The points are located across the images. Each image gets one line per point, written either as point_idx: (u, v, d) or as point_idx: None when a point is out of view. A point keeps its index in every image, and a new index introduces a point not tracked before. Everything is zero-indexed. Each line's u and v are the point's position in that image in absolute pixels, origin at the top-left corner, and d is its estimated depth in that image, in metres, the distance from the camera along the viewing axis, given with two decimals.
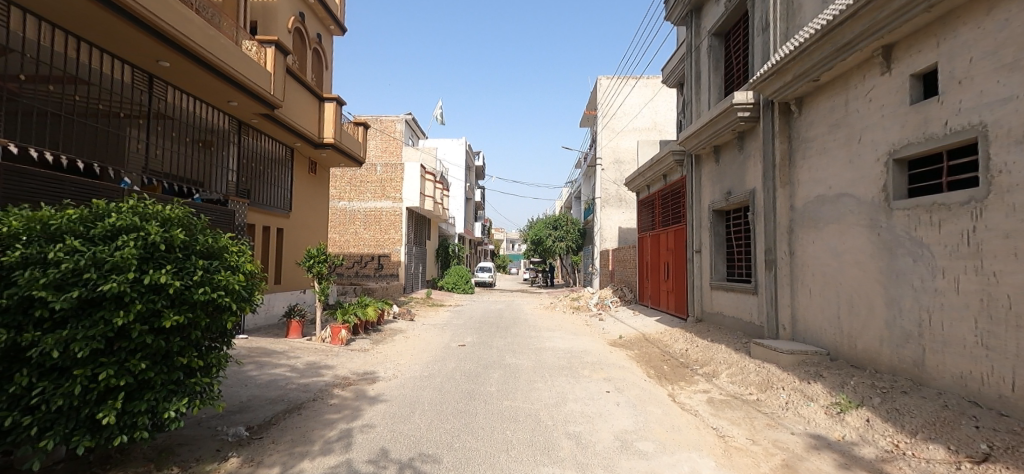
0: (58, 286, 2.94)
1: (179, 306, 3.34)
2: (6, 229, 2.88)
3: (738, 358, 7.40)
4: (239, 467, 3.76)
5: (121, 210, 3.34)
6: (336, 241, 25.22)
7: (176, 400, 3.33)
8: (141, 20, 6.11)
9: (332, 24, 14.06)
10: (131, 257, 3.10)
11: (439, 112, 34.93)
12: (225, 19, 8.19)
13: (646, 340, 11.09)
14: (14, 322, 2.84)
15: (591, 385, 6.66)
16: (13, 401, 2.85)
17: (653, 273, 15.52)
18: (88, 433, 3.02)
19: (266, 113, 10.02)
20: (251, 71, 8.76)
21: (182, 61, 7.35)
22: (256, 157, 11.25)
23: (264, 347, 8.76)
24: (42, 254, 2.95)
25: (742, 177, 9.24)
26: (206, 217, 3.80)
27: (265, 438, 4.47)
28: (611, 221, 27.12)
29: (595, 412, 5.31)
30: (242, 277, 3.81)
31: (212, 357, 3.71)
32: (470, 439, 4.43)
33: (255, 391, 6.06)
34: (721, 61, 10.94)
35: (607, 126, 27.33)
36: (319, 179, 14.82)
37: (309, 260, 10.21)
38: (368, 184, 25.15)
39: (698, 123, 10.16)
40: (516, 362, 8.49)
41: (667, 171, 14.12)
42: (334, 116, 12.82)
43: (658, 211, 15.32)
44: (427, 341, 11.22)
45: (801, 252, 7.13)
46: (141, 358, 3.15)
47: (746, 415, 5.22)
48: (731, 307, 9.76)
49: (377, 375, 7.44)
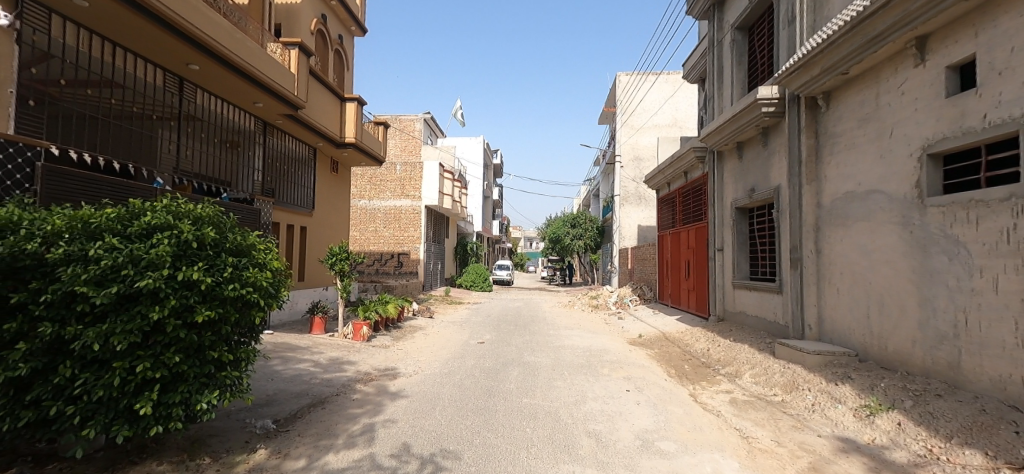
0: (99, 282, 3.08)
1: (210, 302, 3.44)
2: (50, 227, 3.03)
3: (763, 358, 7.25)
4: (267, 459, 3.86)
5: (156, 209, 3.47)
6: (357, 239, 25.56)
7: (208, 392, 3.44)
8: (173, 26, 6.33)
9: (353, 25, 14.23)
10: (166, 254, 3.21)
11: (458, 111, 35.03)
12: (250, 21, 8.41)
13: (667, 339, 10.98)
14: (58, 315, 3.00)
15: (611, 384, 6.62)
16: (57, 391, 3.00)
17: (674, 271, 15.32)
18: (126, 423, 3.14)
19: (289, 114, 10.21)
20: (276, 73, 8.96)
21: (212, 65, 7.55)
22: (280, 157, 11.47)
23: (289, 343, 8.94)
24: (84, 251, 3.08)
25: (767, 173, 9.04)
26: (235, 216, 3.92)
27: (292, 431, 4.59)
28: (630, 219, 26.80)
29: (615, 411, 5.29)
30: (269, 274, 3.91)
31: (241, 351, 3.80)
32: (491, 436, 4.47)
33: (281, 385, 6.20)
34: (744, 56, 10.73)
35: (626, 123, 27.07)
36: (341, 178, 15.02)
37: (331, 258, 10.38)
38: (388, 183, 25.45)
39: (720, 119, 10.01)
40: (535, 359, 8.50)
41: (689, 168, 13.90)
42: (355, 116, 12.98)
43: (679, 208, 15.10)
44: (446, 338, 11.30)
45: (828, 250, 6.95)
46: (175, 351, 3.27)
47: (771, 416, 5.12)
48: (755, 306, 9.58)
49: (398, 371, 7.53)
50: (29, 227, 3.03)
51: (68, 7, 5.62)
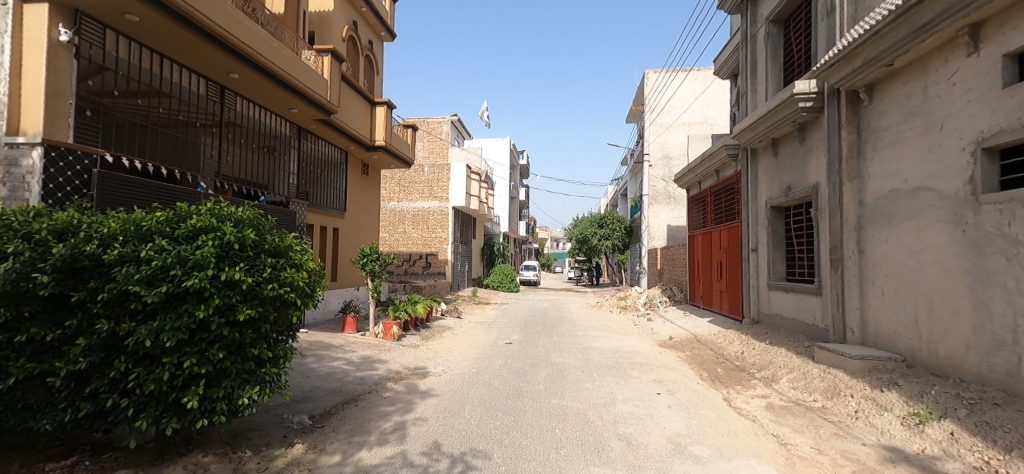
0: (150, 282, 3.24)
1: (250, 300, 3.56)
2: (106, 230, 3.21)
3: (801, 362, 7.01)
4: (304, 453, 3.99)
5: (201, 212, 3.63)
6: (386, 240, 26.01)
7: (249, 388, 3.56)
8: (215, 37, 6.61)
9: (383, 31, 14.50)
10: (210, 255, 3.35)
11: (484, 113, 35.22)
12: (286, 30, 8.70)
13: (699, 341, 10.74)
14: (113, 312, 3.18)
15: (642, 386, 6.52)
16: (113, 384, 3.18)
17: (705, 272, 14.97)
18: (174, 415, 3.29)
19: (323, 119, 10.48)
20: (310, 79, 9.22)
21: (250, 73, 7.83)
22: (314, 160, 11.79)
23: (323, 341, 9.19)
24: (136, 253, 3.25)
25: (805, 171, 8.73)
26: (274, 218, 4.05)
27: (327, 427, 4.72)
28: (660, 219, 26.31)
29: (646, 414, 5.21)
30: (306, 274, 4.02)
31: (280, 349, 3.92)
32: (520, 436, 4.47)
33: (316, 382, 6.38)
34: (779, 49, 10.39)
35: (655, 122, 26.65)
36: (371, 180, 15.32)
37: (362, 259, 10.60)
38: (416, 184, 25.82)
39: (754, 116, 9.73)
40: (563, 360, 8.46)
41: (721, 167, 13.56)
42: (385, 120, 13.22)
43: (711, 208, 14.73)
44: (474, 338, 11.37)
45: (872, 250, 6.67)
46: (218, 348, 3.40)
47: (811, 423, 4.95)
48: (792, 309, 9.26)
49: (428, 370, 7.63)
50: (87, 230, 3.22)
51: (121, 22, 5.93)
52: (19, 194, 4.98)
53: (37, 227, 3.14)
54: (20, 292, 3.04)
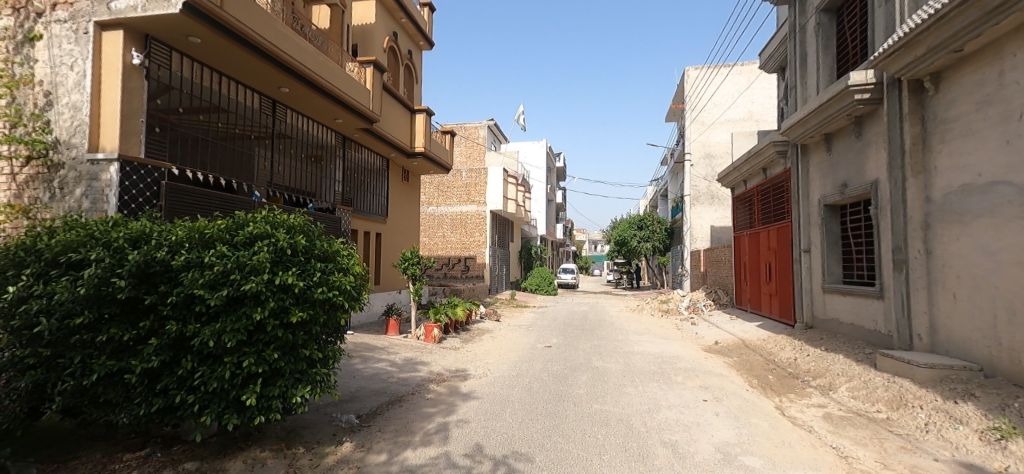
0: (212, 286, 3.44)
1: (302, 303, 3.71)
2: (174, 238, 3.44)
3: (861, 370, 6.61)
4: (352, 452, 4.11)
5: (257, 220, 3.82)
6: (426, 244, 26.48)
7: (301, 387, 3.70)
8: (268, 54, 6.96)
9: (422, 40, 14.83)
10: (266, 260, 3.52)
11: (520, 117, 35.32)
12: (331, 44, 9.06)
13: (748, 346, 10.32)
14: (181, 314, 3.40)
15: (687, 392, 6.33)
16: (181, 382, 3.39)
17: (753, 274, 14.39)
18: (235, 412, 3.47)
19: (366, 128, 10.82)
20: (354, 90, 9.54)
21: (299, 87, 8.19)
22: (358, 168, 12.17)
23: (367, 343, 9.46)
24: (200, 259, 3.46)
25: (862, 167, 8.25)
26: (322, 224, 4.21)
27: (373, 427, 4.85)
28: (702, 220, 25.47)
29: (692, 421, 5.05)
30: (353, 278, 4.15)
31: (329, 350, 4.06)
32: (561, 440, 4.44)
33: (361, 383, 6.57)
34: (832, 40, 9.89)
35: (696, 120, 25.87)
36: (411, 186, 15.64)
37: (403, 262, 10.83)
38: (454, 189, 26.20)
39: (804, 111, 9.29)
40: (604, 365, 8.34)
41: (768, 165, 13.01)
42: (424, 127, 13.50)
43: (757, 207, 14.16)
44: (513, 341, 11.39)
45: (940, 251, 6.22)
46: (274, 349, 3.56)
47: (874, 435, 4.66)
48: (851, 313, 8.76)
49: (468, 373, 7.70)
50: (158, 238, 3.46)
51: (184, 44, 6.35)
52: (98, 205, 5.47)
53: (115, 236, 3.41)
54: (100, 296, 3.29)
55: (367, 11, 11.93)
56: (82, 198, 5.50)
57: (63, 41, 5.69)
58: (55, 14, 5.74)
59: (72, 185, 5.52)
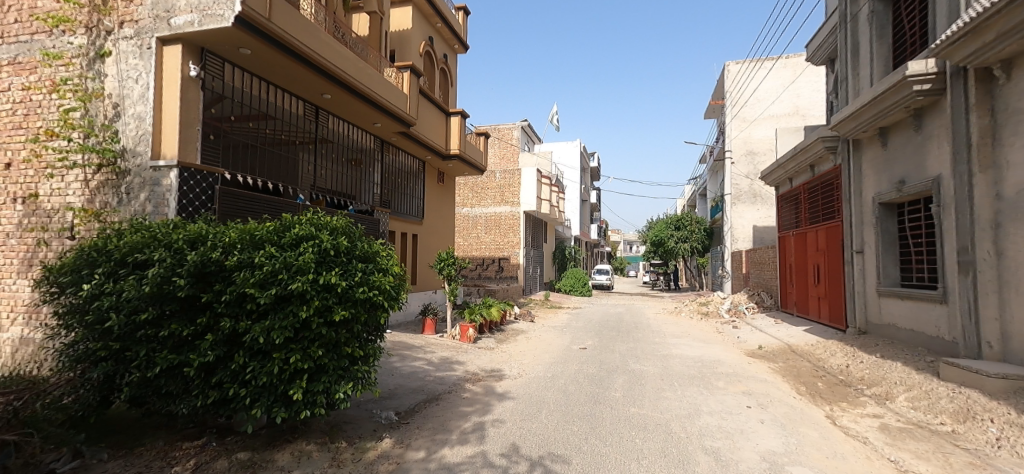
0: (262, 285, 3.61)
1: (345, 302, 3.84)
2: (227, 239, 3.63)
3: (921, 379, 6.24)
4: (392, 448, 4.21)
5: (302, 221, 3.98)
6: (461, 245, 26.78)
7: (344, 383, 3.82)
8: (313, 62, 7.23)
9: (457, 44, 15.03)
10: (311, 261, 3.67)
11: (553, 117, 35.19)
12: (370, 51, 9.31)
13: (795, 352, 9.91)
14: (234, 311, 3.59)
15: (729, 398, 6.15)
16: (234, 376, 3.58)
17: (800, 276, 13.80)
18: (283, 406, 3.62)
19: (403, 131, 11.06)
20: (392, 94, 9.78)
21: (341, 93, 8.46)
22: (395, 171, 12.45)
23: (405, 342, 9.67)
24: (250, 259, 3.63)
25: (922, 162, 7.78)
26: (363, 226, 4.34)
27: (411, 424, 4.95)
28: (744, 219, 24.56)
29: (735, 428, 4.91)
30: (392, 278, 4.25)
31: (370, 348, 4.17)
32: (598, 443, 4.41)
33: (400, 381, 6.72)
34: (887, 28, 9.37)
35: (737, 116, 24.95)
36: (446, 188, 15.86)
37: (439, 263, 11.00)
38: (488, 190, 26.41)
39: (857, 104, 8.84)
40: (641, 368, 8.22)
41: (816, 162, 12.45)
42: (459, 129, 13.68)
43: (804, 207, 13.56)
44: (548, 343, 11.37)
45: (1013, 252, 5.78)
46: (318, 346, 3.69)
47: (936, 449, 4.38)
48: (910, 318, 8.27)
49: (503, 373, 7.75)
50: (213, 239, 3.67)
51: (236, 56, 6.69)
52: (160, 209, 5.81)
53: (175, 237, 3.64)
54: (163, 293, 3.51)
55: (404, 17, 12.21)
56: (145, 202, 5.87)
57: (129, 56, 6.12)
58: (123, 31, 6.20)
59: (137, 190, 5.93)
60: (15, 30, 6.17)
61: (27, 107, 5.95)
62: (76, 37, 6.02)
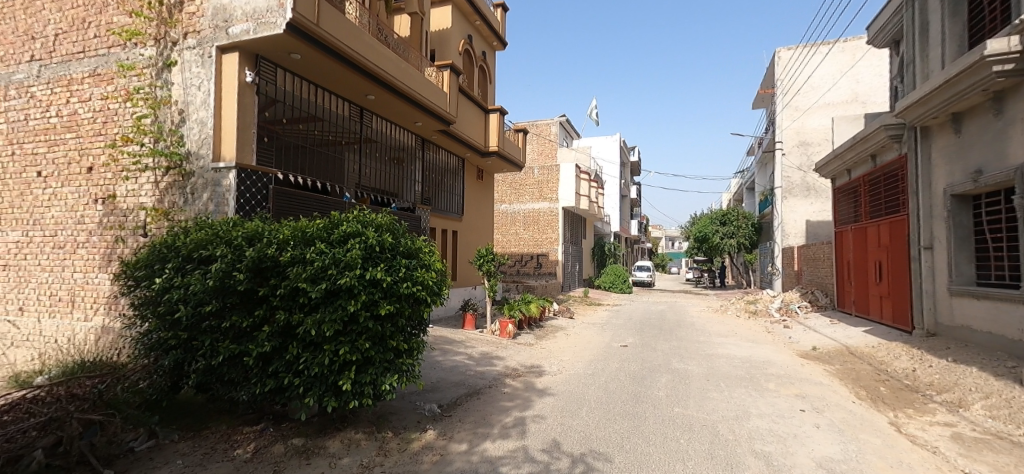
0: (314, 280, 3.78)
1: (390, 297, 3.96)
2: (282, 236, 3.83)
3: (1000, 387, 5.77)
4: (435, 439, 4.33)
5: (349, 219, 4.14)
6: (500, 241, 26.93)
7: (389, 375, 3.95)
8: (358, 64, 7.45)
9: (496, 40, 15.08)
10: (358, 257, 3.82)
11: (593, 111, 34.69)
12: (412, 51, 9.50)
13: (852, 354, 9.39)
14: (288, 305, 3.78)
15: (781, 401, 5.91)
16: (289, 366, 3.77)
17: (859, 274, 13.06)
18: (333, 395, 3.78)
19: (443, 129, 11.22)
20: (432, 93, 9.95)
21: (384, 94, 8.67)
22: (435, 169, 12.66)
23: (446, 336, 9.85)
24: (302, 255, 3.81)
25: (1004, 150, 7.16)
26: (406, 223, 4.46)
27: (454, 417, 5.06)
28: (796, 214, 23.34)
29: (788, 432, 4.72)
30: (434, 274, 4.34)
31: (413, 342, 4.28)
32: (641, 443, 4.36)
33: (442, 374, 6.86)
34: (961, 5, 8.67)
35: (789, 105, 23.83)
36: (484, 185, 15.99)
37: (479, 259, 11.12)
38: (527, 187, 26.40)
39: (925, 89, 8.25)
40: (685, 367, 8.02)
41: (878, 151, 11.70)
42: (498, 126, 13.75)
43: (864, 200, 12.79)
44: (588, 340, 11.28)
45: None
46: (365, 339, 3.83)
47: (1017, 463, 4.05)
48: (987, 320, 7.67)
49: (543, 369, 7.76)
50: (268, 236, 3.87)
51: (287, 61, 6.98)
52: (221, 208, 6.19)
53: (235, 234, 3.87)
54: (225, 287, 3.74)
55: (444, 17, 12.38)
56: (208, 202, 6.24)
57: (192, 65, 6.50)
58: (186, 41, 6.60)
59: (201, 191, 6.30)
60: (95, 44, 6.70)
61: (106, 115, 6.50)
62: (147, 49, 6.50)
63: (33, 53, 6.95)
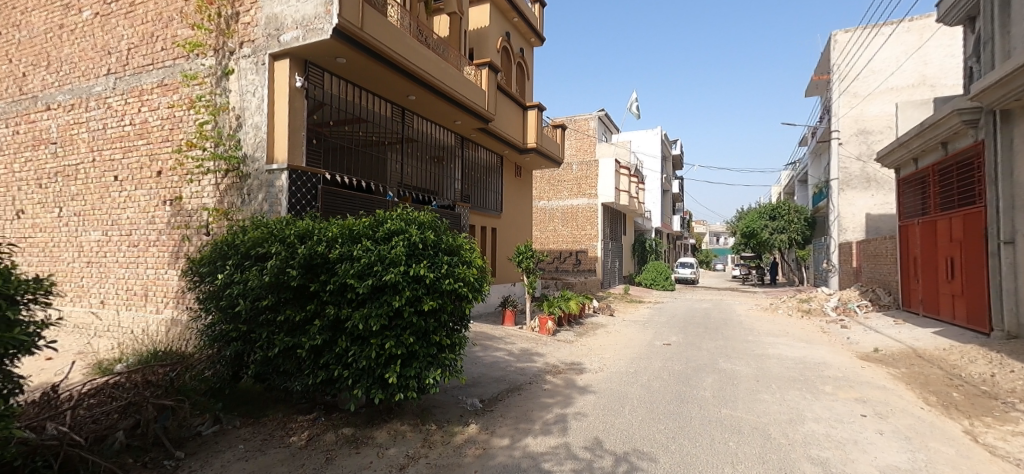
0: (361, 275, 3.93)
1: (433, 293, 4.05)
2: (330, 234, 4.00)
3: None
4: (478, 433, 4.40)
5: (393, 217, 4.27)
6: (538, 238, 26.90)
7: (433, 369, 4.04)
8: (400, 66, 7.62)
9: (534, 36, 15.03)
10: (402, 253, 3.94)
11: (633, 105, 34.00)
12: (451, 51, 9.62)
13: (919, 357, 8.80)
14: (337, 300, 3.94)
15: (839, 405, 5.63)
16: (338, 358, 3.92)
17: (928, 271, 12.20)
18: (380, 388, 3.91)
19: (482, 127, 11.31)
20: (471, 92, 10.05)
21: (425, 94, 8.83)
22: (474, 167, 12.79)
23: (486, 332, 9.97)
24: (350, 252, 3.97)
25: None
26: (448, 220, 4.54)
27: (495, 412, 5.13)
28: (854, 207, 22.00)
29: (846, 438, 4.50)
30: (476, 270, 4.39)
31: (456, 337, 4.35)
32: (687, 443, 4.27)
33: (483, 369, 6.96)
34: None
35: (847, 91, 22.43)
36: (523, 181, 16.00)
37: (518, 256, 11.17)
38: (565, 182, 26.23)
39: (1005, 69, 7.59)
40: (732, 367, 7.77)
41: (949, 138, 10.86)
42: (536, 122, 13.72)
43: (933, 191, 11.91)
44: (629, 337, 11.11)
45: None
46: (410, 334, 3.94)
47: None
48: None
49: (584, 366, 7.72)
50: (318, 234, 4.04)
51: (333, 66, 7.23)
52: (275, 207, 6.51)
53: (288, 233, 4.07)
54: (279, 282, 3.95)
55: (482, 15, 12.47)
56: (262, 201, 6.57)
57: (248, 72, 6.86)
58: (241, 51, 6.96)
59: (256, 191, 6.63)
60: (161, 57, 7.19)
61: (172, 122, 6.99)
62: (207, 59, 6.97)
63: (109, 66, 7.54)
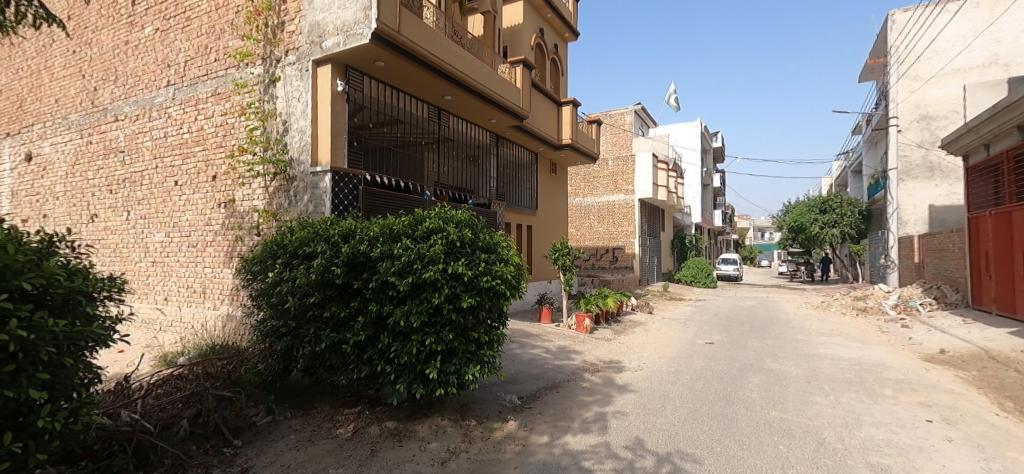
0: (402, 273, 4.03)
1: (471, 290, 4.10)
2: (372, 233, 4.12)
3: None
4: (517, 430, 4.43)
5: (431, 215, 4.35)
6: (574, 235, 26.70)
7: (472, 366, 4.10)
8: (436, 67, 7.73)
9: (568, 32, 14.90)
10: (440, 251, 4.01)
11: (671, 97, 33.17)
12: (486, 50, 9.68)
13: (991, 359, 8.18)
14: (379, 297, 4.05)
15: (899, 409, 5.33)
16: (381, 354, 4.04)
17: (1003, 266, 11.32)
18: (421, 383, 3.99)
19: (517, 125, 11.32)
20: (506, 90, 10.08)
21: (460, 94, 8.91)
22: (509, 165, 12.82)
23: (523, 330, 10.00)
24: (391, 251, 4.08)
25: None
26: (484, 218, 4.59)
27: (534, 409, 5.15)
28: (916, 199, 20.67)
29: (909, 444, 4.25)
30: (513, 268, 4.41)
31: (494, 334, 4.39)
32: (733, 446, 4.15)
33: (521, 367, 6.99)
34: None
35: (907, 75, 21.01)
36: (558, 178, 15.90)
37: (554, 254, 11.12)
38: (600, 179, 25.91)
39: None
40: (779, 367, 7.48)
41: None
42: (571, 118, 13.61)
43: (1007, 180, 11.01)
44: (669, 336, 10.88)
45: None
46: (449, 331, 4.02)
47: None
48: None
49: (623, 365, 7.62)
50: (361, 234, 4.18)
51: (372, 69, 7.42)
52: (319, 208, 6.75)
53: (332, 232, 4.22)
54: (325, 280, 4.10)
55: (516, 13, 12.48)
56: (308, 203, 6.83)
57: (292, 79, 7.13)
58: (287, 58, 7.22)
59: (302, 193, 6.90)
60: (215, 67, 7.58)
61: (225, 129, 7.37)
62: (256, 68, 7.29)
63: (169, 78, 8.02)
